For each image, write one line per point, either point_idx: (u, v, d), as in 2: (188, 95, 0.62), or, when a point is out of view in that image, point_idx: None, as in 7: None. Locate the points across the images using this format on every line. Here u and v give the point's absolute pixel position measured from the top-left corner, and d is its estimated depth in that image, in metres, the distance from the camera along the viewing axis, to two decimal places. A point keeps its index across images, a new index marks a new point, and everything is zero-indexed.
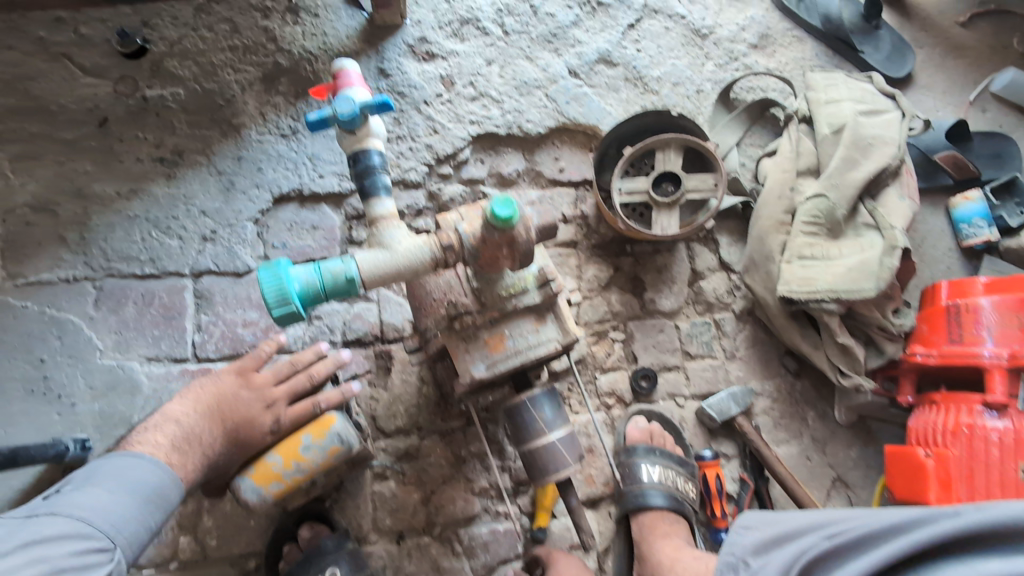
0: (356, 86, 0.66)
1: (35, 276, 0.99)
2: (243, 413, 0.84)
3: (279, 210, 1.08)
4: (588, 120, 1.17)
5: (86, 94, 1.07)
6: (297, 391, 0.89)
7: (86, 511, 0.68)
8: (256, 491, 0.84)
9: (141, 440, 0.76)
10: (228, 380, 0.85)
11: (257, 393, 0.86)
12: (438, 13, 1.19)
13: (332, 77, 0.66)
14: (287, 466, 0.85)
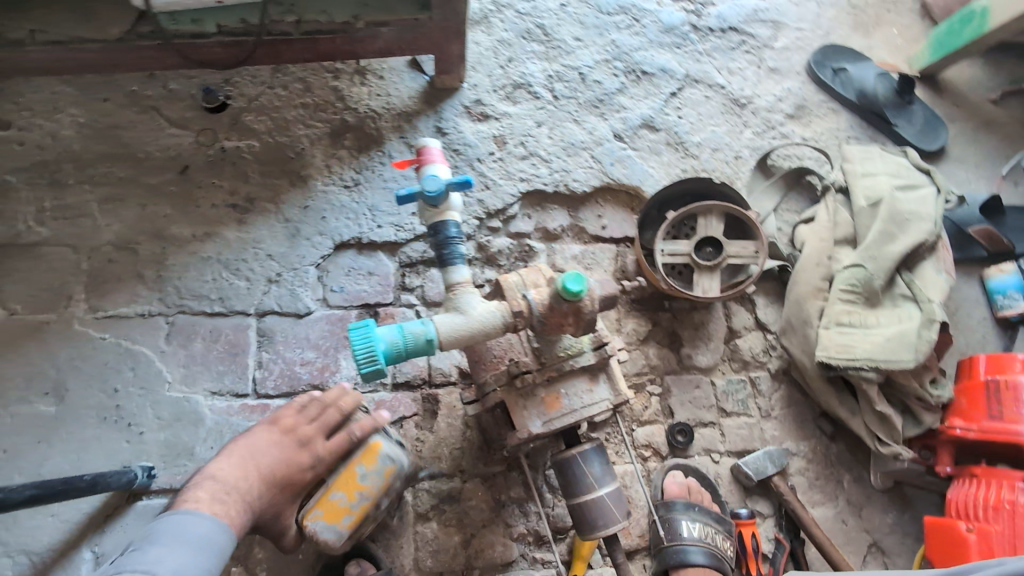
0: (437, 162, 0.74)
1: (114, 310, 1.07)
2: (278, 458, 0.82)
3: (340, 256, 1.15)
4: (631, 181, 1.24)
5: (170, 143, 1.16)
6: (329, 426, 0.87)
7: (148, 567, 0.65)
8: (330, 531, 0.82)
9: (190, 500, 0.74)
10: (262, 432, 0.84)
11: (289, 434, 0.84)
12: (494, 78, 1.28)
13: (416, 154, 0.74)
14: (351, 499, 0.84)
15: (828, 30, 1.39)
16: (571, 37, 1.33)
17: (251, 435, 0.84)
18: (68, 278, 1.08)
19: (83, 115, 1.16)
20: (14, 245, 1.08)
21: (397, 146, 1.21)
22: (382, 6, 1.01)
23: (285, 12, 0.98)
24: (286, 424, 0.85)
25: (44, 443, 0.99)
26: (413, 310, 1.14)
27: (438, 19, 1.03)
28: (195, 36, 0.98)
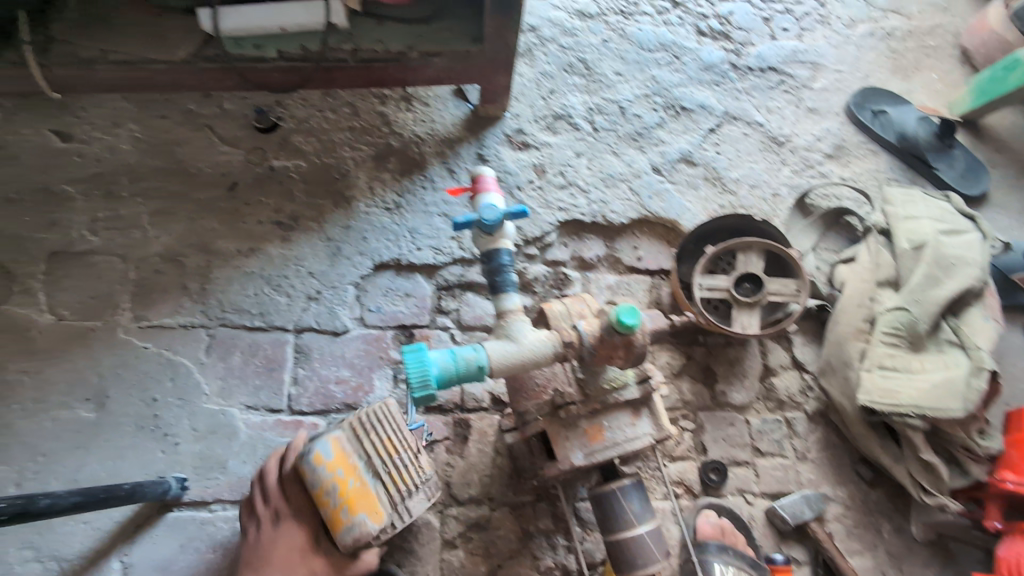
0: (491, 191, 0.75)
1: (157, 320, 1.09)
2: (263, 552, 0.79)
3: (378, 276, 1.16)
4: (669, 214, 1.24)
5: (221, 161, 1.20)
6: (279, 491, 0.82)
7: None
8: (354, 529, 0.76)
9: None
10: (253, 539, 0.81)
11: (262, 525, 0.81)
12: (536, 108, 1.30)
13: (470, 181, 0.75)
14: (329, 506, 0.76)
15: (868, 73, 1.40)
16: (612, 71, 1.35)
17: (248, 542, 0.82)
18: (116, 287, 1.10)
19: (140, 131, 1.20)
20: (67, 254, 1.12)
21: (439, 171, 1.24)
22: (435, 37, 1.05)
23: (343, 40, 1.02)
24: (262, 515, 0.82)
25: (82, 449, 1.00)
26: (448, 332, 1.15)
27: (489, 51, 1.06)
28: (255, 59, 1.00)
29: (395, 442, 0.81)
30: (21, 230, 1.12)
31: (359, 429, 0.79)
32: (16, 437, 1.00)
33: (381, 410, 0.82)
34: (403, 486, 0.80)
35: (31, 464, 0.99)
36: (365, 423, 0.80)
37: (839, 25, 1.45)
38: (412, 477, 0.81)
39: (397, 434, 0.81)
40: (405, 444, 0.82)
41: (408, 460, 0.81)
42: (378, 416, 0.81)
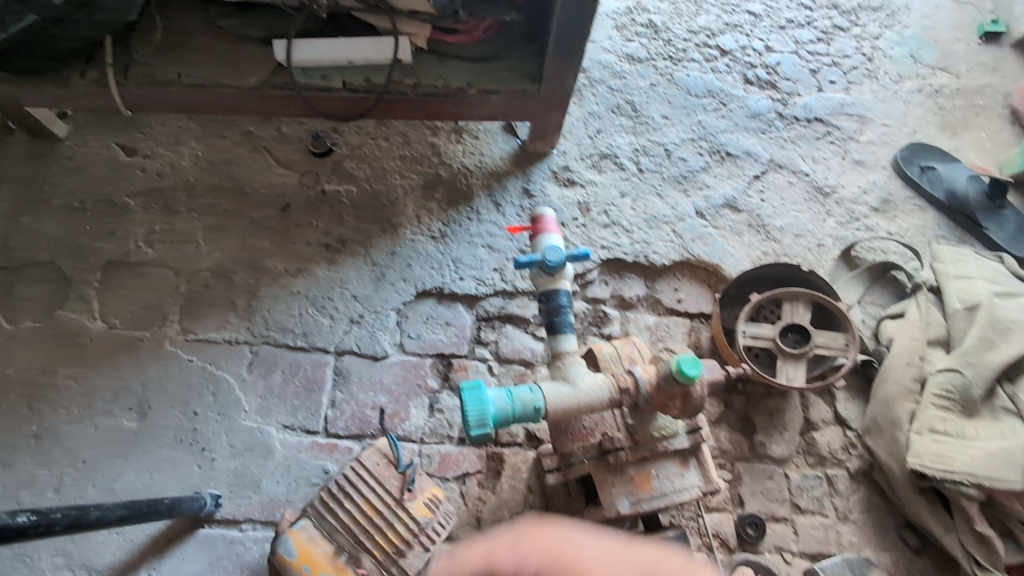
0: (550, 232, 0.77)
1: (204, 334, 1.11)
2: None
3: (420, 303, 1.17)
4: (711, 258, 1.24)
5: (276, 182, 1.23)
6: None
7: None
8: None
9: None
10: None
11: None
12: (582, 146, 1.33)
13: (531, 222, 0.77)
14: None
15: (915, 128, 1.40)
16: (659, 114, 1.37)
17: None
18: (166, 299, 1.13)
19: (201, 149, 1.25)
20: (123, 263, 1.15)
21: (485, 203, 1.26)
22: (495, 76, 1.07)
23: (406, 75, 1.04)
24: None
25: (121, 459, 1.01)
26: (485, 364, 1.15)
27: (546, 92, 1.08)
28: (321, 89, 1.05)
29: (373, 504, 0.84)
30: (81, 238, 1.16)
31: (324, 510, 0.83)
32: (60, 442, 1.02)
33: (349, 478, 0.86)
34: (395, 547, 0.83)
35: (72, 469, 1.00)
36: (336, 493, 0.84)
37: (886, 80, 1.46)
38: (401, 535, 0.83)
39: (375, 494, 0.85)
40: (385, 502, 0.85)
41: (391, 520, 0.84)
42: (350, 480, 0.85)
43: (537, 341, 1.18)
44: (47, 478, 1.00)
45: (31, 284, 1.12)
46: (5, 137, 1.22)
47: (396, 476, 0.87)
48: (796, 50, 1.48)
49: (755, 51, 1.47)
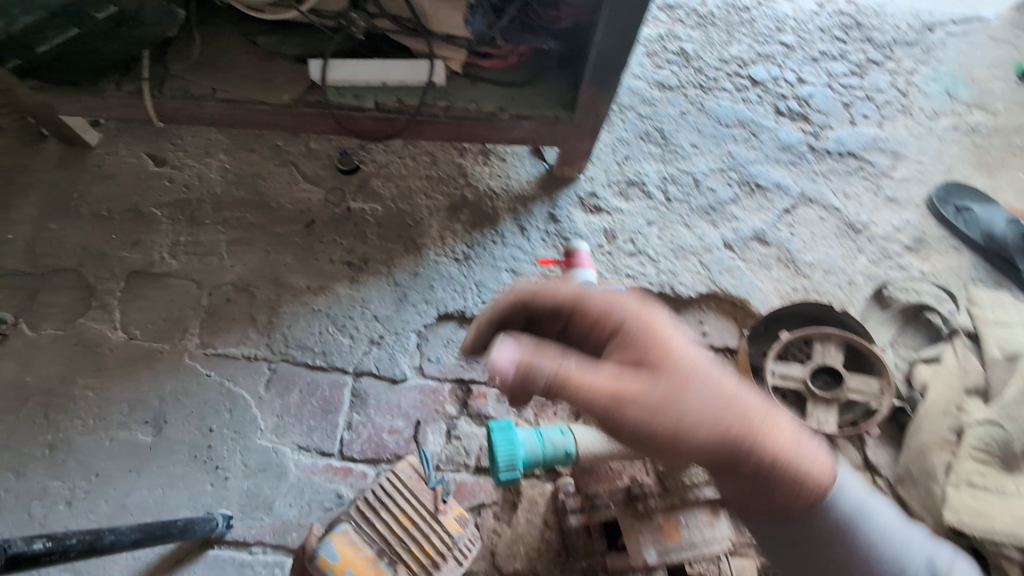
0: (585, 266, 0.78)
1: (223, 349, 1.10)
2: None
3: (441, 326, 1.16)
4: (739, 292, 1.21)
5: (302, 198, 1.23)
6: None
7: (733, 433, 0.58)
8: None
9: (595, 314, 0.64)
10: None
11: None
12: (610, 173, 1.31)
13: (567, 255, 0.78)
14: None
15: (950, 167, 1.37)
16: (688, 143, 1.35)
17: None
18: (187, 311, 1.12)
19: (229, 162, 1.25)
20: (146, 274, 1.14)
21: (510, 227, 1.24)
22: (528, 102, 1.06)
23: (439, 97, 1.04)
24: None
25: (134, 473, 1.00)
26: None
27: (578, 119, 1.07)
28: (353, 108, 1.04)
29: (409, 515, 0.85)
30: (106, 247, 1.16)
31: (366, 514, 0.83)
32: (74, 453, 1.01)
33: (386, 487, 0.86)
34: (429, 560, 0.83)
35: (85, 482, 0.99)
36: (373, 502, 0.84)
37: (921, 116, 1.43)
38: (435, 547, 0.84)
39: (411, 505, 0.86)
40: (420, 513, 0.85)
41: (426, 532, 0.84)
42: (386, 491, 0.86)
43: None
44: (59, 489, 0.99)
45: (54, 291, 1.11)
46: (37, 143, 1.23)
47: (429, 490, 0.88)
48: (829, 83, 1.46)
49: (787, 82, 1.45)
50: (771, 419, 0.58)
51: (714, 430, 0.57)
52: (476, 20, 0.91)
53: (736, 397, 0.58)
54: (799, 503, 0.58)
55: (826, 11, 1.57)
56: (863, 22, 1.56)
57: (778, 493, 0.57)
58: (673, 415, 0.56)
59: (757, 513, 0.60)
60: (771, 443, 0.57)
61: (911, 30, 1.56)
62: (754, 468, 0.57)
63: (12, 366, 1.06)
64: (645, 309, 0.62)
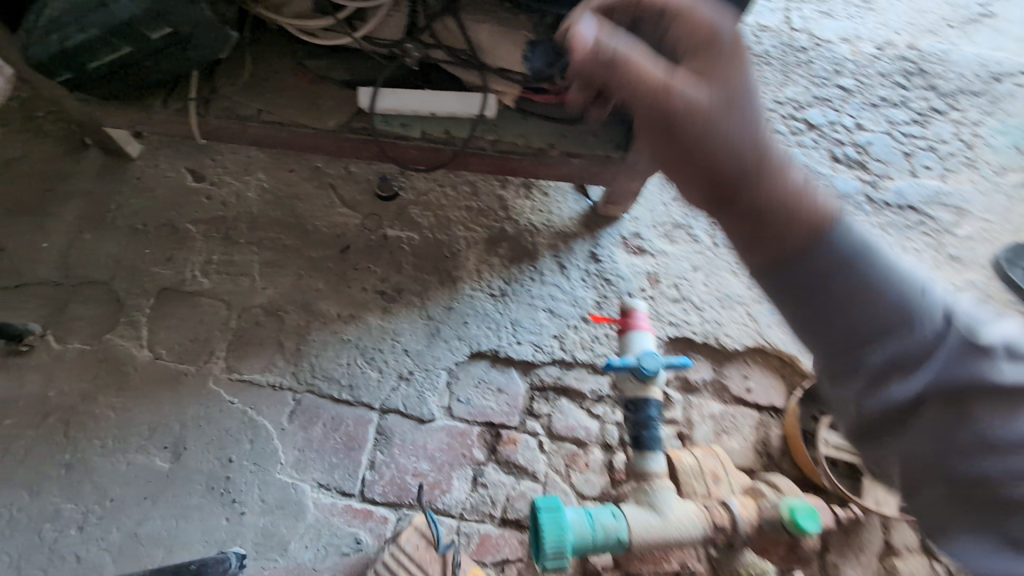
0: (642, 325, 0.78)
1: (248, 375, 1.06)
2: None
3: (472, 365, 1.11)
4: (789, 349, 1.16)
5: (338, 222, 1.20)
6: None
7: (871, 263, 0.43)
8: None
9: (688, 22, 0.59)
10: None
11: None
12: (655, 213, 1.26)
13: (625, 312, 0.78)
14: None
15: (1018, 226, 1.30)
16: None
17: None
18: (215, 333, 1.09)
19: (268, 181, 1.23)
20: (176, 292, 1.12)
21: (549, 264, 1.20)
22: (579, 139, 1.02)
23: (487, 130, 1.00)
24: None
25: (149, 501, 0.97)
26: (536, 439, 1.07)
27: (630, 161, 1.03)
28: (399, 137, 1.00)
29: None
30: (139, 262, 1.13)
31: None
32: (91, 475, 0.98)
33: (391, 562, 0.89)
34: None
35: (98, 507, 0.96)
36: None
37: (986, 170, 1.36)
38: None
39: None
40: None
41: None
42: (394, 565, 0.89)
43: (592, 419, 1.10)
44: (72, 512, 0.95)
45: (84, 304, 1.09)
46: (79, 152, 1.22)
47: (437, 559, 0.89)
48: (889, 131, 1.40)
49: (844, 128, 1.39)
50: (788, 164, 0.48)
51: (733, 151, 0.48)
52: (534, 56, 0.87)
53: (762, 127, 0.50)
54: (813, 246, 0.43)
55: (886, 55, 1.51)
56: (927, 69, 1.50)
57: (785, 235, 0.44)
58: (696, 105, 0.52)
59: (762, 266, 0.46)
60: (782, 187, 0.46)
61: (977, 79, 1.49)
62: (749, 201, 0.46)
63: (35, 379, 1.03)
64: (733, 29, 0.59)
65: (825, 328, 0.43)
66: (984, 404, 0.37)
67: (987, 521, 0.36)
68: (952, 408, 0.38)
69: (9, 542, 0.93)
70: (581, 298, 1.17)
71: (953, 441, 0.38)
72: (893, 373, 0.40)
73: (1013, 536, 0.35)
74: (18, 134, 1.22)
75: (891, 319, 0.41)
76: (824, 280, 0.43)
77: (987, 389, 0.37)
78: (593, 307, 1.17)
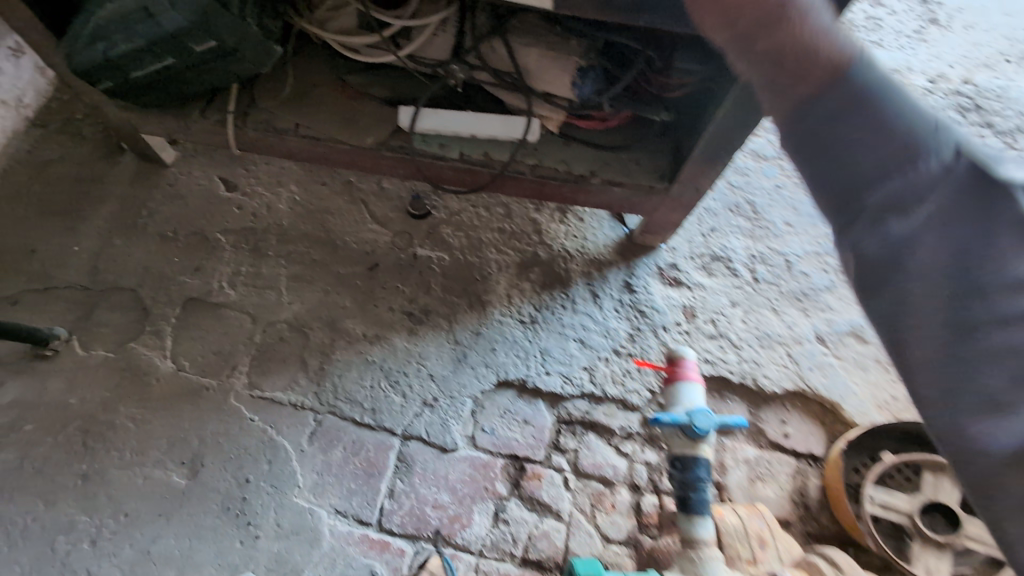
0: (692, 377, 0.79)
1: (269, 393, 1.04)
2: None
3: (498, 393, 1.08)
4: (832, 394, 1.10)
5: (368, 238, 1.18)
6: None
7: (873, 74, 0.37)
8: None
9: None
10: None
11: None
12: (693, 244, 1.22)
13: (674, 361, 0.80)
14: None
15: None
16: (781, 220, 1.26)
17: None
18: (239, 347, 1.07)
19: (300, 194, 1.21)
20: (203, 302, 1.10)
21: (582, 292, 1.16)
22: (622, 167, 0.98)
23: (527, 154, 0.97)
24: None
25: (163, 518, 0.94)
26: (561, 475, 1.03)
27: (675, 192, 0.99)
28: (436, 157, 0.98)
29: None
30: (167, 270, 1.12)
31: None
32: (107, 488, 0.96)
33: None
34: None
35: (112, 521, 0.94)
36: None
37: None
38: None
39: None
40: None
41: None
42: None
43: (620, 457, 1.05)
44: (85, 525, 0.93)
45: (110, 311, 1.08)
46: (115, 156, 1.22)
47: None
48: None
49: None
50: None
51: None
52: (585, 83, 0.84)
53: None
54: (833, 81, 0.37)
55: (940, 89, 1.45)
56: (983, 105, 1.43)
57: (807, 67, 0.38)
58: None
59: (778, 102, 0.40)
60: (811, 17, 0.39)
61: None
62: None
63: (58, 385, 1.02)
64: None
65: (828, 169, 0.37)
66: (991, 237, 0.32)
67: (962, 375, 0.32)
68: (950, 257, 0.33)
69: (21, 553, 0.91)
70: (613, 329, 1.13)
71: (939, 292, 0.33)
72: (885, 215, 0.35)
73: (993, 390, 0.31)
74: (56, 135, 1.22)
75: (904, 155, 0.35)
76: (836, 114, 0.37)
77: (999, 213, 0.32)
78: (625, 339, 1.13)
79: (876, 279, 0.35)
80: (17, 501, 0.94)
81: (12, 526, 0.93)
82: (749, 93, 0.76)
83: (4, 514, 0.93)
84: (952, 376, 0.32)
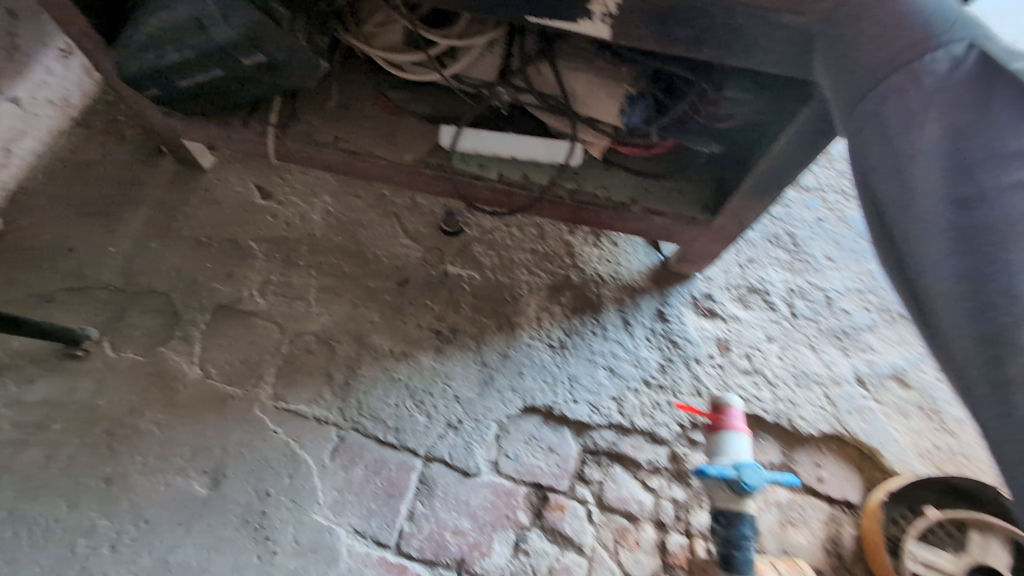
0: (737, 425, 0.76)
1: (294, 406, 1.03)
2: None
3: (524, 419, 1.06)
4: (870, 440, 1.05)
5: (399, 253, 1.17)
6: None
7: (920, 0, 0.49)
8: None
9: None
10: None
11: None
12: (729, 274, 1.19)
13: (718, 407, 0.77)
14: None
15: None
16: (822, 254, 1.22)
17: None
18: (266, 357, 1.07)
19: (333, 205, 1.21)
20: (232, 310, 1.10)
21: (613, 318, 1.14)
22: (664, 196, 0.96)
23: (567, 178, 0.95)
24: None
25: (183, 527, 0.93)
26: (585, 507, 1.00)
27: (717, 225, 0.96)
28: (474, 177, 0.96)
29: None
30: (199, 275, 1.12)
31: None
32: (128, 493, 0.95)
33: None
34: None
35: (132, 528, 0.93)
36: None
37: None
38: None
39: None
40: None
41: None
42: None
43: (646, 492, 1.02)
44: (106, 530, 0.92)
45: (141, 314, 1.08)
46: (155, 159, 1.23)
47: None
48: None
49: None
50: None
51: None
52: (633, 112, 0.82)
53: None
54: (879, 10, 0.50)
55: None
56: None
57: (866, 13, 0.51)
58: None
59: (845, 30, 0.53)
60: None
61: None
62: None
63: (87, 386, 1.02)
64: None
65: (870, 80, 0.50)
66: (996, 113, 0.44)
67: (962, 211, 0.43)
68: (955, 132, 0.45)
69: (41, 553, 0.90)
70: (644, 359, 1.11)
71: (947, 162, 0.44)
72: (895, 96, 0.48)
73: (982, 228, 0.42)
74: (99, 136, 1.24)
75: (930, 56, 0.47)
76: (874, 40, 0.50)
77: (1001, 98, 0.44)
78: (656, 370, 1.10)
79: (886, 154, 0.48)
80: (40, 501, 0.94)
81: (34, 525, 0.92)
82: (806, 132, 0.73)
83: (27, 513, 0.93)
84: (958, 217, 0.43)
